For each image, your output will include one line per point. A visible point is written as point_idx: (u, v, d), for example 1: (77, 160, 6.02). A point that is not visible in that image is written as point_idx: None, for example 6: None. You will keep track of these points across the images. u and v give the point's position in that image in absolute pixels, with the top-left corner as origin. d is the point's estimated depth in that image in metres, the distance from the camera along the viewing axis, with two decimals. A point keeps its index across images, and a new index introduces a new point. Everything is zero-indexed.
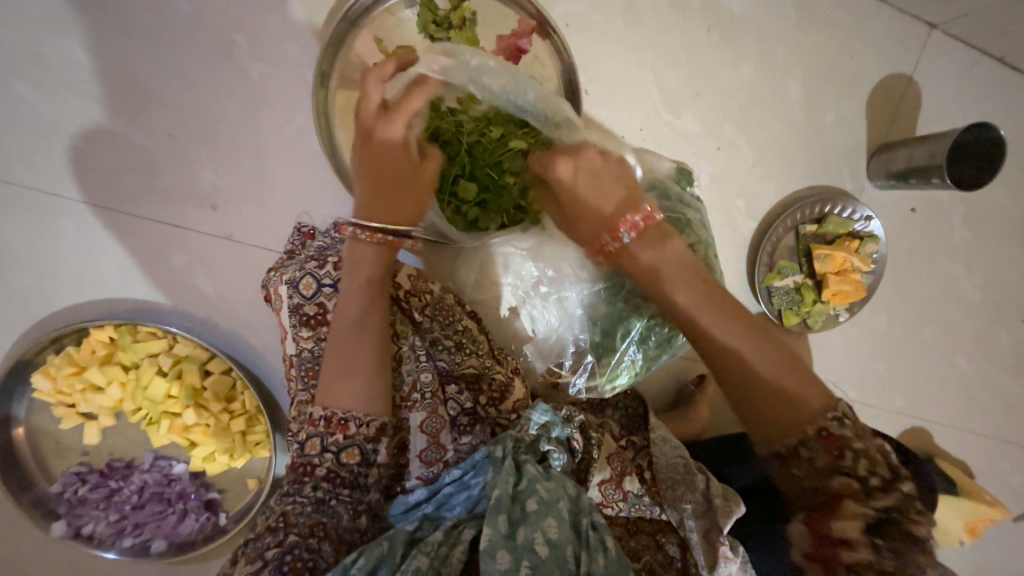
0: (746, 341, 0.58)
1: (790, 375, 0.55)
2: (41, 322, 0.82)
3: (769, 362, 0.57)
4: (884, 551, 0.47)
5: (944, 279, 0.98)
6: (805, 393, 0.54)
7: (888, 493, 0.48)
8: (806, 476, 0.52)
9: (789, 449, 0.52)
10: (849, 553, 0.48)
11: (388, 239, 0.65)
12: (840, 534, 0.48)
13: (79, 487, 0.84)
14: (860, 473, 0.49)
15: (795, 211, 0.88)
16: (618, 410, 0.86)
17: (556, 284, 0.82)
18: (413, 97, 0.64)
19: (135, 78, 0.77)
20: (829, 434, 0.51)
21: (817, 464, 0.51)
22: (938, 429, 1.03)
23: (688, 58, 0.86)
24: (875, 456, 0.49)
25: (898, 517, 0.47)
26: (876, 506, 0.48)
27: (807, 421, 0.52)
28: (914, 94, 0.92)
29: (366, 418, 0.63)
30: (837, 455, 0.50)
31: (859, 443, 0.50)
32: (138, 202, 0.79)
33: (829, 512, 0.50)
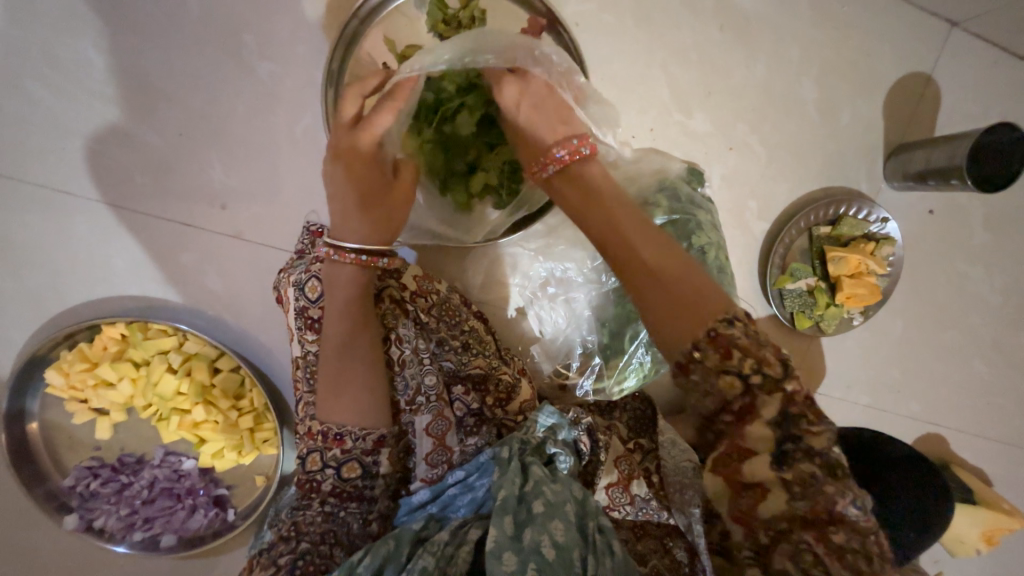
0: (654, 249, 0.49)
1: (687, 279, 0.48)
2: (56, 319, 0.83)
3: (660, 257, 0.49)
4: (792, 487, 0.43)
5: (963, 283, 0.96)
6: (692, 295, 0.47)
7: (772, 395, 0.43)
8: (701, 382, 0.44)
9: (684, 354, 0.45)
10: (765, 503, 0.44)
11: (364, 260, 0.62)
12: (751, 478, 0.44)
13: (91, 481, 0.85)
14: (744, 370, 0.43)
15: (809, 212, 0.87)
16: (626, 413, 0.84)
17: (563, 284, 0.83)
18: (383, 112, 0.59)
19: (147, 78, 0.77)
20: (721, 335, 0.44)
21: (708, 366, 0.44)
22: (955, 435, 1.00)
23: (700, 56, 0.84)
24: (766, 356, 0.43)
25: (795, 435, 0.43)
26: (771, 423, 0.43)
27: (701, 322, 0.45)
28: (934, 93, 0.89)
29: (363, 432, 0.65)
30: (725, 354, 0.44)
31: (750, 342, 0.44)
32: (150, 200, 0.80)
33: (739, 453, 0.45)
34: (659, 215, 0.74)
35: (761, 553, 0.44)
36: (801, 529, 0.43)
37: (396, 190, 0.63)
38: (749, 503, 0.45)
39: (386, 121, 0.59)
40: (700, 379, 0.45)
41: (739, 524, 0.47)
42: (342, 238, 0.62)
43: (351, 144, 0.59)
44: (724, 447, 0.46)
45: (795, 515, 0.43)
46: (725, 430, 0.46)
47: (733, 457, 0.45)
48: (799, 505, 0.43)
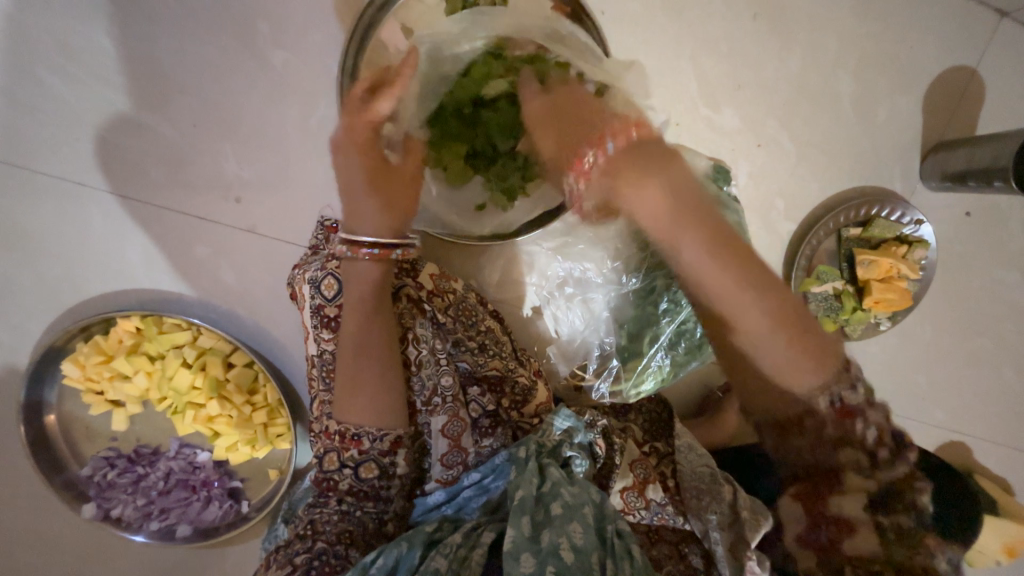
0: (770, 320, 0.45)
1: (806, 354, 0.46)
2: (72, 310, 0.83)
3: (789, 321, 0.46)
4: (887, 531, 0.45)
5: (997, 288, 0.92)
6: (807, 366, 0.46)
7: (893, 466, 0.46)
8: (808, 444, 0.48)
9: (794, 420, 0.48)
10: (850, 540, 0.46)
11: (378, 252, 0.61)
12: (839, 512, 0.47)
13: (108, 471, 0.86)
14: (866, 442, 0.46)
15: (839, 213, 0.84)
16: (641, 415, 0.82)
17: (582, 284, 0.81)
18: (384, 97, 0.60)
19: (159, 67, 0.75)
20: (842, 404, 0.46)
21: (823, 433, 0.47)
22: (980, 444, 0.98)
23: (731, 47, 0.80)
24: (887, 430, 0.47)
25: (897, 490, 0.46)
26: (875, 482, 0.46)
27: (817, 392, 0.46)
28: (978, 88, 0.85)
29: (379, 432, 0.63)
30: (844, 422, 0.46)
31: (871, 414, 0.46)
32: (163, 192, 0.79)
33: (826, 491, 0.48)
34: None
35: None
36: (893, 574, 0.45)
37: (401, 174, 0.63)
38: (832, 534, 0.47)
39: (386, 106, 0.60)
40: (807, 439, 0.48)
41: (813, 550, 0.49)
42: (355, 231, 0.62)
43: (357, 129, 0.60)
44: (812, 484, 0.49)
45: (886, 558, 0.45)
46: (821, 475, 0.48)
47: (823, 492, 0.48)
48: (892, 546, 0.45)
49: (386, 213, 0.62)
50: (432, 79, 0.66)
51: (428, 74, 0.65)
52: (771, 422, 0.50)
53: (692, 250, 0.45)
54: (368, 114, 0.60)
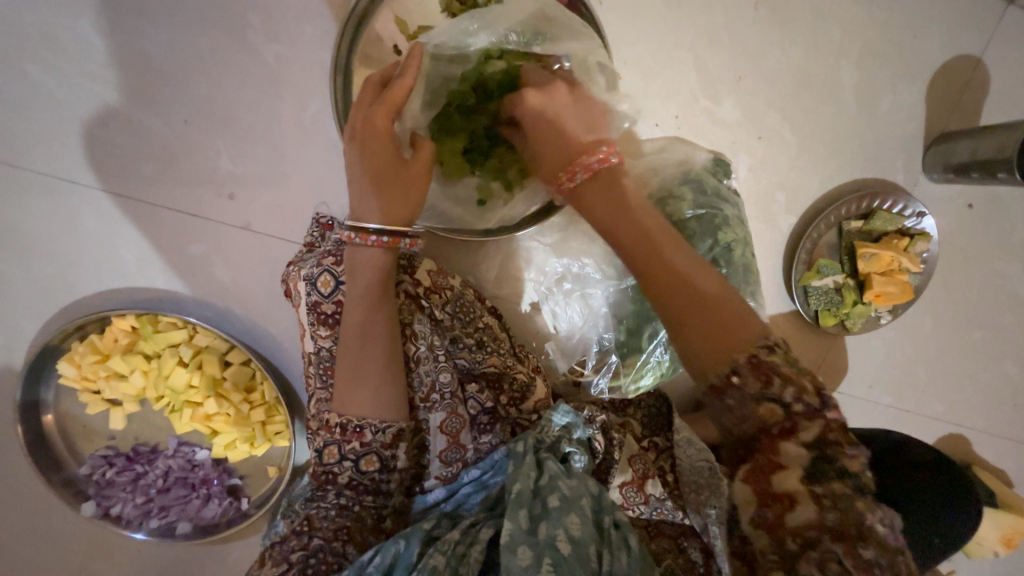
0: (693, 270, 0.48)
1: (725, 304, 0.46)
2: (66, 309, 0.82)
3: (704, 294, 0.47)
4: (824, 500, 0.41)
5: (998, 281, 0.91)
6: (728, 328, 0.45)
7: (812, 422, 0.43)
8: (737, 408, 0.44)
9: (721, 376, 0.44)
10: (795, 513, 0.42)
11: (385, 241, 0.60)
12: (782, 488, 0.43)
13: (106, 470, 0.86)
14: (786, 400, 0.43)
15: (842, 205, 0.82)
16: (641, 409, 0.81)
17: (580, 279, 0.80)
18: (401, 83, 0.58)
19: (149, 61, 0.74)
20: (761, 361, 0.44)
21: (747, 393, 0.44)
22: (978, 436, 0.98)
23: (732, 37, 0.79)
24: (806, 384, 0.43)
25: (832, 455, 0.42)
26: (807, 443, 0.42)
27: (737, 351, 0.44)
28: (983, 77, 0.83)
29: (381, 425, 0.63)
30: (766, 382, 0.43)
31: (790, 371, 0.44)
32: (156, 189, 0.78)
33: (767, 463, 0.44)
34: (682, 209, 0.70)
35: (788, 563, 0.42)
36: (829, 540, 0.41)
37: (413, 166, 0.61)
38: (778, 511, 0.43)
39: (401, 92, 0.58)
40: (734, 404, 0.45)
41: (761, 532, 0.44)
42: (362, 217, 0.61)
43: (368, 117, 0.59)
44: (754, 460, 0.44)
45: (826, 526, 0.41)
46: (758, 445, 0.44)
47: (765, 469, 0.43)
48: (829, 515, 0.41)
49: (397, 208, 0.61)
50: (434, 75, 0.64)
51: (431, 71, 0.64)
52: (705, 389, 0.46)
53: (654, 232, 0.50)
54: (385, 104, 0.58)
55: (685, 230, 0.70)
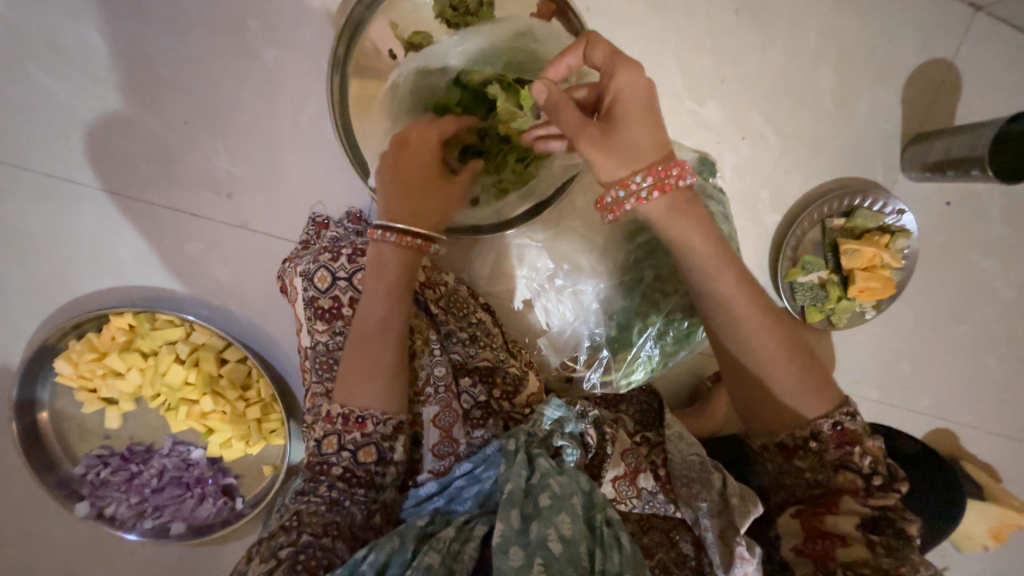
0: (770, 344, 0.52)
1: (802, 379, 0.52)
2: (64, 308, 0.83)
3: (793, 372, 0.52)
4: (878, 547, 0.48)
5: (978, 277, 0.94)
6: (807, 399, 0.52)
7: (884, 493, 0.50)
8: (809, 470, 0.53)
9: (796, 440, 0.53)
10: (846, 551, 0.49)
11: (416, 243, 0.63)
12: (836, 529, 0.50)
13: (101, 469, 0.86)
14: (865, 470, 0.50)
15: (823, 203, 0.85)
16: (632, 406, 0.85)
17: (571, 276, 0.81)
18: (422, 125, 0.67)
19: (151, 65, 0.76)
20: (843, 429, 0.51)
21: (823, 458, 0.52)
22: (965, 431, 0.99)
23: (714, 41, 0.82)
24: (880, 456, 0.51)
25: (890, 516, 0.49)
26: (871, 503, 0.50)
27: (819, 422, 0.52)
28: (955, 80, 0.87)
29: (383, 417, 0.64)
30: (845, 449, 0.51)
31: (868, 440, 0.52)
32: (156, 190, 0.80)
33: (822, 510, 0.52)
34: None
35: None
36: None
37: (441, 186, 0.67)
38: (828, 547, 0.50)
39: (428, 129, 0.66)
40: (808, 466, 0.53)
41: (807, 560, 0.51)
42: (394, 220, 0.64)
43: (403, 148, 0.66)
44: (811, 505, 0.53)
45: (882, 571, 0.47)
46: (822, 495, 0.52)
47: (821, 509, 0.51)
48: (883, 559, 0.47)
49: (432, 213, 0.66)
50: (423, 90, 0.68)
51: (419, 87, 0.68)
52: (774, 448, 0.55)
53: (727, 286, 0.53)
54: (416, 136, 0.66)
55: None
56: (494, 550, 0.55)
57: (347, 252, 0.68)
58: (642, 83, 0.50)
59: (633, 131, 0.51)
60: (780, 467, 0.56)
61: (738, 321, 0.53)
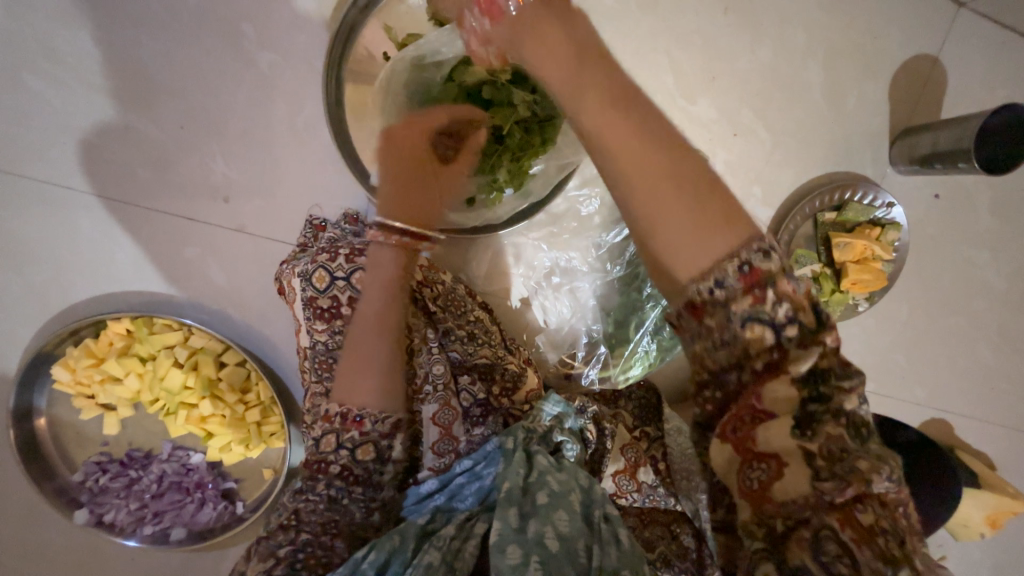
0: (656, 169, 0.42)
1: (695, 207, 0.41)
2: (61, 315, 0.83)
3: (707, 213, 0.41)
4: (817, 458, 0.39)
5: (968, 268, 0.95)
6: (708, 235, 0.41)
7: (806, 350, 0.40)
8: (721, 337, 0.41)
9: (704, 292, 0.40)
10: (778, 476, 0.40)
11: (403, 241, 0.67)
12: (768, 447, 0.40)
13: (100, 476, 0.86)
14: (776, 319, 0.40)
15: (814, 198, 0.86)
16: (631, 401, 0.81)
17: (568, 274, 0.84)
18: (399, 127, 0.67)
19: (145, 70, 0.77)
20: (752, 271, 0.40)
21: (733, 313, 0.40)
22: (959, 420, 1.00)
23: (704, 40, 0.83)
24: (801, 302, 0.40)
25: (825, 395, 0.39)
26: (799, 380, 0.39)
27: (727, 260, 0.40)
28: (940, 75, 0.88)
29: (381, 415, 0.63)
30: (756, 296, 0.40)
31: (785, 282, 0.40)
32: (152, 194, 0.80)
33: (752, 415, 0.41)
34: None
35: (775, 535, 0.40)
36: (824, 511, 0.39)
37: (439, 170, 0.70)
38: (763, 476, 0.40)
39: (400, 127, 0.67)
40: (716, 324, 0.41)
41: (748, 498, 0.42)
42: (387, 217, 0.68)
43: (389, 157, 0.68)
44: (737, 407, 0.42)
45: (818, 489, 0.39)
46: (743, 391, 0.42)
47: (749, 420, 0.41)
48: (823, 483, 0.38)
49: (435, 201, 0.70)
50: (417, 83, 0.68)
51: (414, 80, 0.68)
52: (683, 316, 0.42)
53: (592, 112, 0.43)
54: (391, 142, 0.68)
55: None
56: (492, 548, 0.55)
57: (345, 251, 0.69)
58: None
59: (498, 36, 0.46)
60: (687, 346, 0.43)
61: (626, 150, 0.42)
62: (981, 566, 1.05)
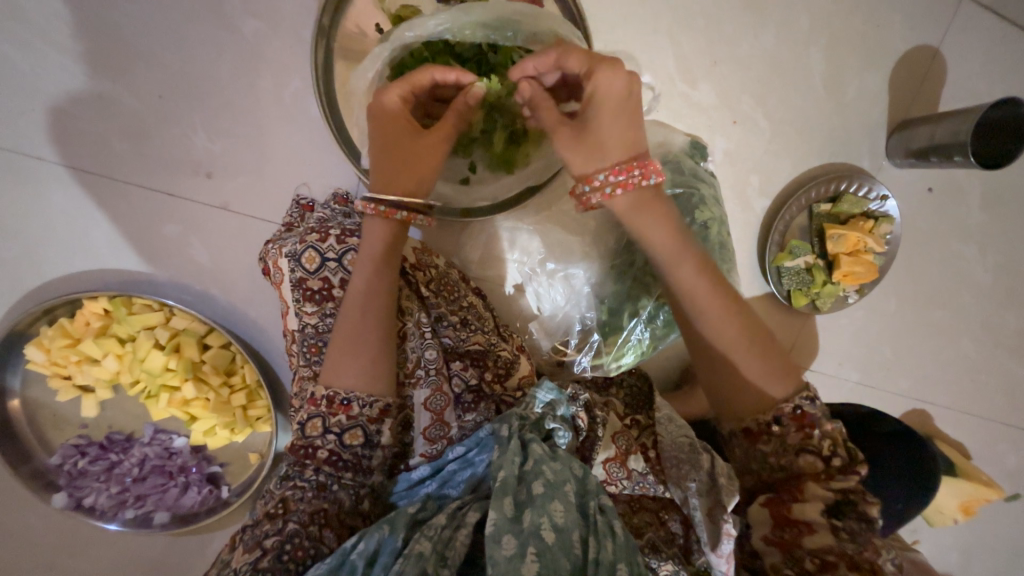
0: (730, 328, 0.60)
1: (757, 358, 0.59)
2: (33, 293, 0.79)
3: (768, 376, 0.59)
4: (840, 533, 0.52)
5: (956, 261, 0.97)
6: (773, 381, 0.59)
7: (846, 476, 0.54)
8: (771, 451, 0.57)
9: (760, 424, 0.58)
10: (810, 537, 0.53)
11: (380, 210, 0.61)
12: (802, 516, 0.53)
13: (79, 459, 0.83)
14: (824, 452, 0.55)
15: (810, 189, 0.86)
16: (623, 389, 0.84)
17: (563, 261, 0.79)
18: (390, 97, 0.61)
19: (120, 34, 0.72)
20: (802, 413, 0.56)
21: (786, 442, 0.56)
22: (939, 411, 1.03)
23: (708, 23, 0.81)
24: (839, 440, 0.55)
25: (854, 498, 0.52)
26: (832, 488, 0.53)
27: (781, 405, 0.57)
28: (940, 67, 0.88)
29: (369, 399, 0.60)
30: (805, 431, 0.56)
31: (828, 425, 0.56)
32: (130, 168, 0.76)
33: (789, 498, 0.55)
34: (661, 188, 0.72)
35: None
36: (846, 567, 0.51)
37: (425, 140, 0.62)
38: (795, 534, 0.54)
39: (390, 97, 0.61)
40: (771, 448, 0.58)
41: (775, 548, 0.55)
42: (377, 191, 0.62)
43: (382, 123, 0.61)
44: (779, 492, 0.56)
45: (841, 552, 0.51)
46: (788, 483, 0.56)
47: (786, 499, 0.55)
48: (846, 545, 0.51)
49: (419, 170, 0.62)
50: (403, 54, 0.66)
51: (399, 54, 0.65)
52: (741, 433, 0.60)
53: (689, 270, 0.61)
54: (383, 112, 0.61)
55: None
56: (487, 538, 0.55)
57: (336, 233, 0.66)
58: (617, 82, 0.56)
59: (607, 128, 0.57)
60: (744, 450, 0.60)
61: (710, 320, 0.61)
62: (952, 551, 1.09)
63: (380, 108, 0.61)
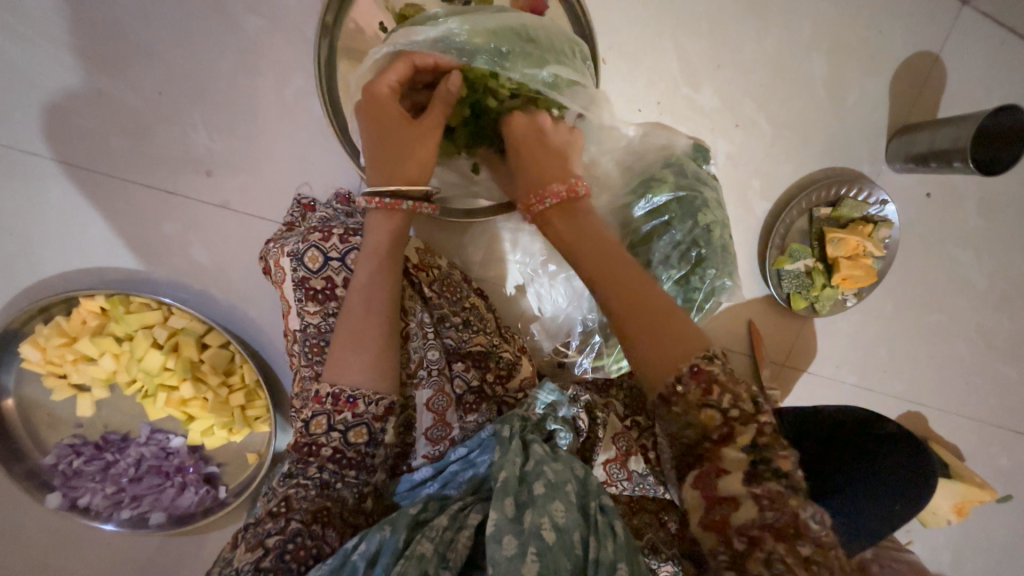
0: (625, 279, 0.56)
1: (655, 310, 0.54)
2: (29, 291, 0.78)
3: (673, 330, 0.52)
4: (762, 499, 0.46)
5: (952, 265, 0.98)
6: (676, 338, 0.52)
7: (748, 427, 0.48)
8: (682, 415, 0.49)
9: (664, 386, 0.50)
10: (736, 513, 0.46)
11: (387, 202, 0.61)
12: (727, 492, 0.47)
13: (73, 459, 0.82)
14: (724, 405, 0.48)
15: (811, 193, 0.87)
16: (622, 391, 0.81)
17: (565, 262, 0.81)
18: (380, 84, 0.59)
19: (119, 30, 0.71)
20: (701, 370, 0.49)
21: (689, 402, 0.49)
22: (933, 413, 1.04)
23: (711, 26, 0.82)
24: (741, 392, 0.48)
25: (763, 455, 0.47)
26: (744, 449, 0.47)
27: (680, 363, 0.50)
28: (940, 74, 0.89)
29: (375, 396, 0.60)
30: (706, 390, 0.48)
31: (728, 378, 0.49)
32: (128, 165, 0.75)
33: (712, 470, 0.48)
34: (663, 191, 0.73)
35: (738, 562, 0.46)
36: (773, 541, 0.45)
37: (418, 127, 0.61)
38: (724, 514, 0.47)
39: (381, 85, 0.59)
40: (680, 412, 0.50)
41: (711, 532, 0.48)
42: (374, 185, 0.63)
43: (374, 111, 0.60)
44: (702, 465, 0.49)
45: (766, 524, 0.45)
46: (703, 452, 0.49)
47: (711, 474, 0.48)
48: (767, 514, 0.45)
49: (412, 159, 0.61)
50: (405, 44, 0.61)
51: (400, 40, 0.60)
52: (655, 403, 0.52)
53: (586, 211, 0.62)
54: (376, 101, 0.60)
55: (664, 213, 0.74)
56: (487, 538, 0.55)
57: (339, 232, 0.66)
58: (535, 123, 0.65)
59: (529, 156, 0.64)
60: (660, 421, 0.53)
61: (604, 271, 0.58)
62: (944, 550, 1.11)
63: (372, 95, 0.60)
